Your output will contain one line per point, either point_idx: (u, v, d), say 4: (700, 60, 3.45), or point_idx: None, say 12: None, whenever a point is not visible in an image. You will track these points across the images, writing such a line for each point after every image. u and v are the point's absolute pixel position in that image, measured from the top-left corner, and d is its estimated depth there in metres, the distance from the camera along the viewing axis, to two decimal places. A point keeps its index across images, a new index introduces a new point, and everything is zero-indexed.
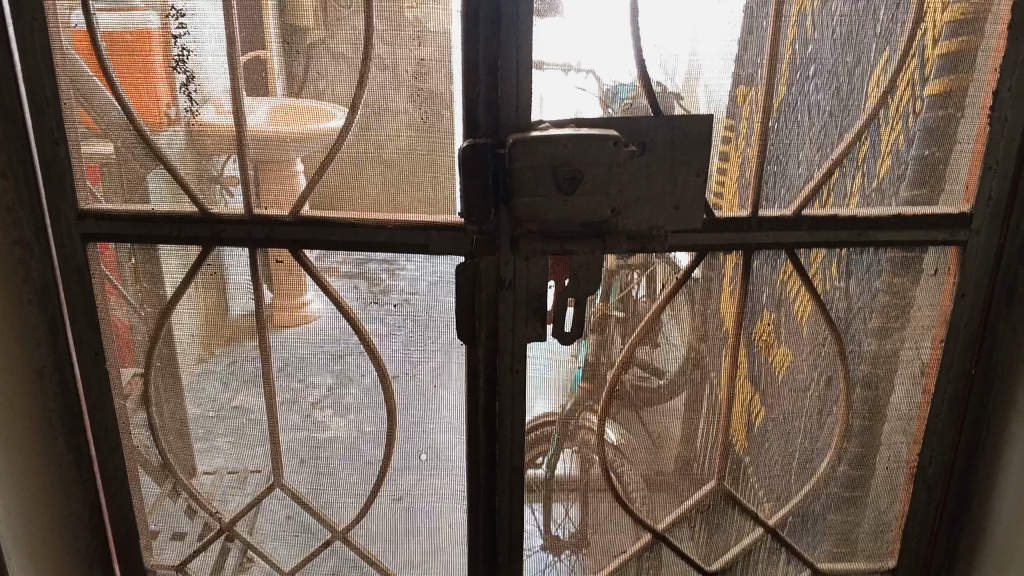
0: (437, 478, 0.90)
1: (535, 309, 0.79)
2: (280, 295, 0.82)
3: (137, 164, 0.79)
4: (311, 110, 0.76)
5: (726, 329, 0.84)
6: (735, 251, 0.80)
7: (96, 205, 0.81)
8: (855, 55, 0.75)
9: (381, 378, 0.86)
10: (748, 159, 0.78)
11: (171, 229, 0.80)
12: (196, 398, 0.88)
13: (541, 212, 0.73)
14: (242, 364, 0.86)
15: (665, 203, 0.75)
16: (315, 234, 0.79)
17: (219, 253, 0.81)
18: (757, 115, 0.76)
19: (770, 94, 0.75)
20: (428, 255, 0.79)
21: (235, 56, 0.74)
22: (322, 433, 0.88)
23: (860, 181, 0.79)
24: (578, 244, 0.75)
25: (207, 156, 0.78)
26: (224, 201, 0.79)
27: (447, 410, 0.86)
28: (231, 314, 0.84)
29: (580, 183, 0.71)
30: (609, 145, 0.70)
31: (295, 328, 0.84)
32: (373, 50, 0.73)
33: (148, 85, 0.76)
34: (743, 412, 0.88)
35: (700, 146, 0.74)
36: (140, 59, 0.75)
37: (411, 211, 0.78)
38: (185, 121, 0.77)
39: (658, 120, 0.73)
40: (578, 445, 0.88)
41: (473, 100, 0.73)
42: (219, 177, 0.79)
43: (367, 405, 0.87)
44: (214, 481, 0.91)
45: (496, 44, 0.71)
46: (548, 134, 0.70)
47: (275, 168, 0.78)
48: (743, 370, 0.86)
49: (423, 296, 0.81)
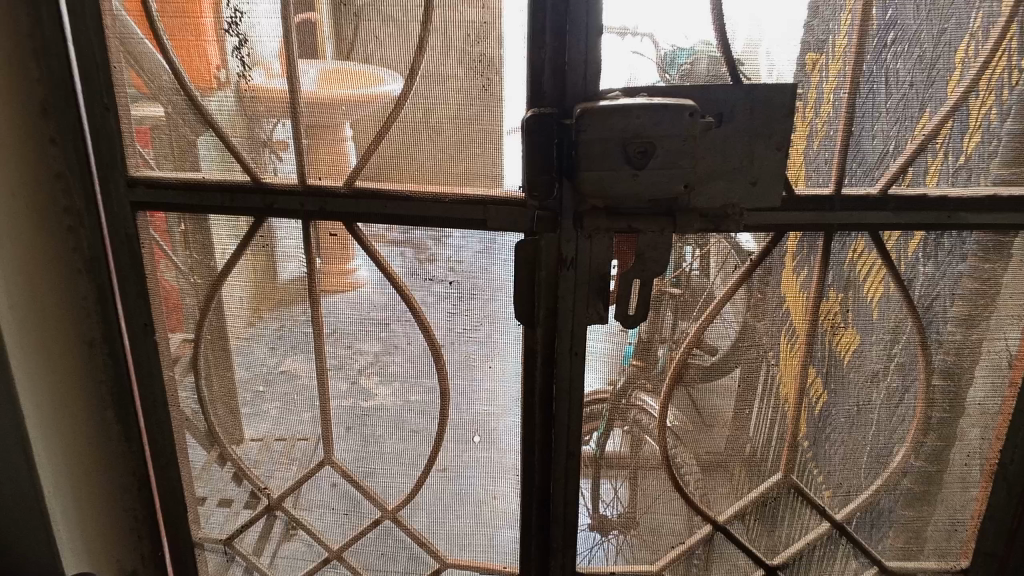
0: (485, 451, 0.86)
1: (597, 289, 0.75)
2: (328, 261, 0.79)
3: (187, 130, 0.77)
4: (363, 74, 0.72)
5: (790, 311, 0.79)
6: (800, 231, 0.75)
7: (147, 171, 0.78)
8: (943, 22, 0.69)
9: (430, 347, 0.82)
10: (817, 131, 0.73)
11: (224, 199, 0.77)
12: (245, 362, 0.86)
13: (608, 187, 0.68)
14: (292, 330, 0.84)
15: (740, 178, 0.70)
16: (370, 208, 0.76)
17: (270, 225, 0.78)
18: (828, 82, 0.71)
19: (843, 65, 0.70)
20: (486, 232, 0.75)
21: (288, 18, 0.70)
22: (369, 401, 0.86)
23: (939, 160, 0.73)
24: (648, 224, 0.69)
25: (257, 120, 0.75)
26: (274, 167, 0.76)
27: (496, 382, 0.83)
28: (279, 279, 0.81)
29: (652, 158, 0.66)
30: (684, 117, 0.65)
31: (342, 296, 0.81)
32: (433, 14, 0.70)
33: (200, 49, 0.73)
34: (803, 394, 0.83)
35: (780, 119, 0.69)
36: (192, 20, 0.72)
37: (469, 185, 0.75)
38: (235, 86, 0.74)
39: (735, 91, 0.68)
40: (630, 424, 0.84)
41: (538, 67, 0.68)
42: (269, 141, 0.75)
43: (413, 373, 0.84)
44: (261, 451, 0.90)
45: (564, 7, 0.66)
46: (620, 103, 0.65)
47: (326, 129, 0.74)
48: (805, 353, 0.81)
49: (469, 265, 0.77)
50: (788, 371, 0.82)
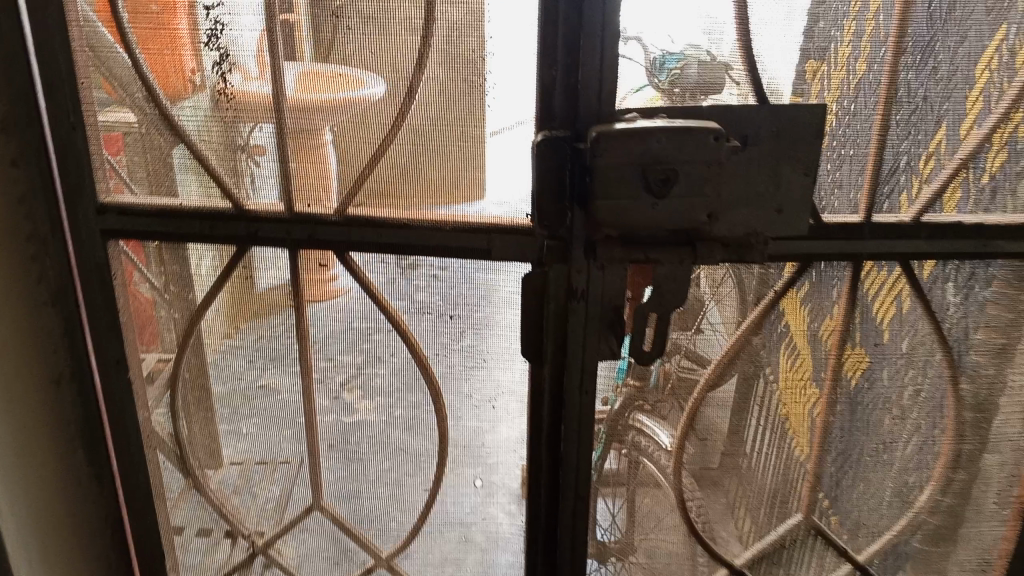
0: (482, 471, 0.79)
1: (610, 323, 0.69)
2: (306, 267, 0.72)
3: (161, 147, 0.70)
4: (343, 78, 0.66)
5: (791, 328, 0.74)
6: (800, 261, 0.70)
7: (125, 197, 0.72)
8: (960, 33, 0.64)
9: (415, 358, 0.75)
10: (841, 151, 0.68)
11: (201, 226, 0.71)
12: (221, 375, 0.78)
13: (626, 217, 0.62)
14: (270, 340, 0.75)
15: (766, 206, 0.65)
16: (363, 237, 0.70)
17: (252, 254, 0.72)
18: (829, 93, 0.66)
19: (848, 70, 0.65)
20: (492, 262, 0.70)
21: (275, 31, 0.64)
22: (352, 416, 0.78)
23: (961, 176, 0.69)
24: (666, 254, 0.64)
25: (231, 127, 0.69)
26: (251, 171, 0.69)
27: (492, 393, 0.76)
28: (256, 288, 0.74)
29: (675, 185, 0.61)
30: (709, 140, 0.60)
31: (331, 304, 0.73)
32: (433, 29, 0.64)
33: (176, 61, 0.67)
34: (806, 410, 0.77)
35: (808, 139, 0.64)
36: (168, 29, 0.66)
37: (473, 210, 0.68)
38: (211, 88, 0.67)
39: (760, 112, 0.62)
40: (627, 447, 0.78)
41: (548, 85, 0.63)
42: (245, 147, 0.69)
43: (398, 387, 0.76)
44: (242, 472, 0.82)
45: (577, 18, 0.60)
46: (636, 125, 0.60)
47: (305, 141, 0.68)
48: (807, 372, 0.76)
49: (455, 270, 0.70)
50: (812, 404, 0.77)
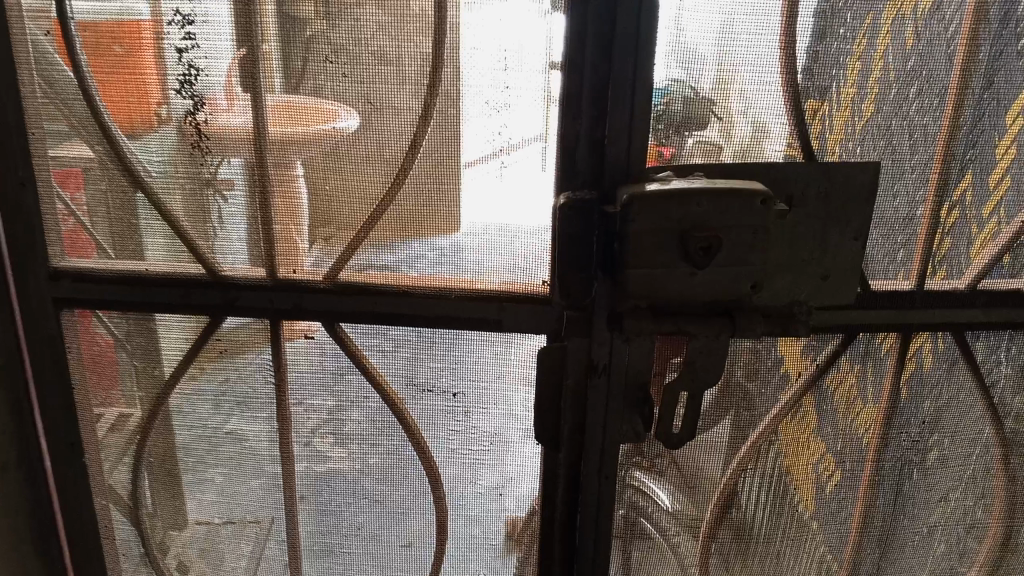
0: (473, 526, 0.70)
1: (635, 401, 0.61)
2: (277, 314, 0.62)
3: (125, 198, 0.62)
4: (316, 108, 0.58)
5: (800, 394, 0.66)
6: (836, 336, 0.64)
7: (92, 257, 0.63)
8: (988, 75, 0.58)
9: (388, 402, 0.66)
10: (884, 217, 0.61)
11: (171, 296, 0.63)
12: (187, 421, 0.68)
13: (661, 286, 0.55)
14: (238, 385, 0.66)
15: (812, 273, 0.58)
16: (356, 306, 0.62)
17: (224, 325, 0.64)
18: (830, 134, 0.59)
19: (853, 113, 0.59)
20: (502, 335, 0.62)
21: (256, 73, 0.57)
22: (323, 465, 0.68)
23: (994, 225, 0.62)
24: (704, 329, 0.56)
25: (196, 159, 0.59)
26: (218, 208, 0.61)
27: (484, 442, 0.66)
28: (223, 325, 0.63)
29: (716, 254, 0.54)
30: (756, 205, 0.53)
31: (300, 343, 0.64)
32: (441, 75, 0.57)
33: (143, 101, 0.58)
34: (813, 467, 0.69)
35: (859, 201, 0.58)
36: (132, 65, 0.58)
37: (481, 278, 0.61)
38: (179, 122, 0.58)
39: (810, 170, 0.56)
40: (624, 508, 0.68)
41: (570, 140, 0.56)
42: (214, 181, 0.60)
43: (374, 434, 0.67)
44: (209, 533, 0.72)
45: (606, 65, 0.54)
46: (672, 185, 0.53)
47: (278, 186, 0.60)
48: (812, 428, 0.68)
49: (442, 309, 0.61)
50: (833, 470, 0.69)
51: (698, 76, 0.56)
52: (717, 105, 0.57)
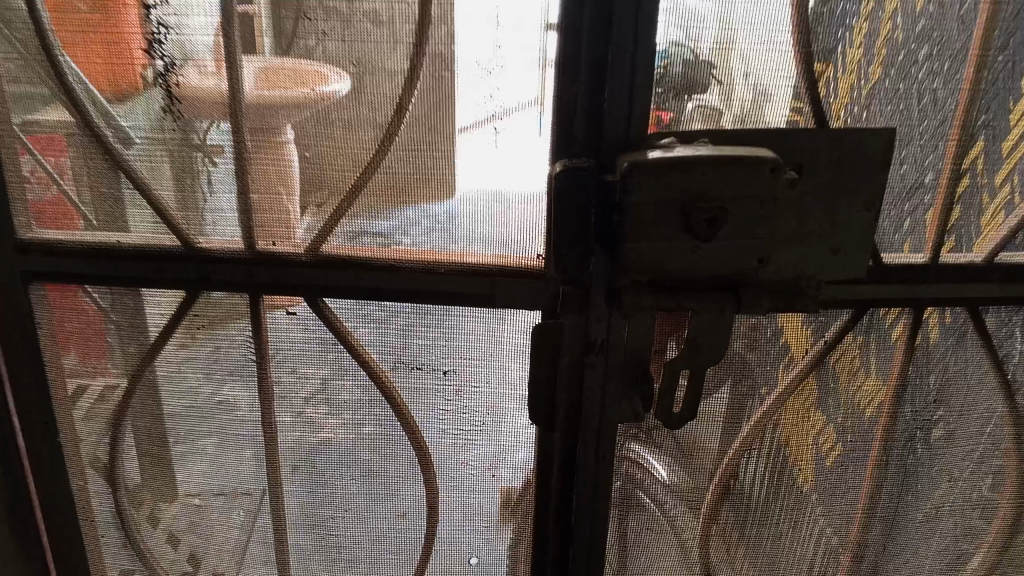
0: (471, 497, 0.67)
1: (635, 380, 0.58)
2: (258, 289, 0.59)
3: (109, 166, 0.58)
4: (304, 71, 0.54)
5: (805, 372, 0.63)
6: (845, 312, 0.61)
7: (76, 231, 0.59)
8: (1007, 35, 0.54)
9: (374, 378, 0.62)
10: (897, 187, 0.58)
11: (145, 268, 0.59)
12: (175, 394, 0.65)
13: (662, 262, 0.52)
14: (228, 356, 0.63)
15: (821, 246, 0.55)
16: (339, 280, 0.58)
17: (203, 300, 0.60)
18: (836, 100, 0.56)
19: (859, 78, 0.55)
20: (496, 311, 0.59)
21: (231, 33, 0.53)
22: (316, 437, 0.65)
23: (1006, 195, 0.59)
24: (708, 305, 0.54)
25: (183, 122, 0.56)
26: (207, 172, 0.57)
27: (478, 413, 0.63)
28: (209, 294, 0.60)
29: (720, 227, 0.51)
30: (765, 174, 0.50)
31: (288, 313, 0.60)
32: (428, 31, 0.53)
33: (126, 62, 0.55)
34: (815, 446, 0.66)
35: (870, 173, 0.54)
36: (112, 23, 0.54)
37: (473, 250, 0.57)
38: (162, 86, 0.55)
39: (819, 136, 0.53)
40: (620, 480, 0.65)
41: (567, 107, 0.53)
42: (203, 146, 0.56)
43: (368, 403, 0.64)
44: (200, 508, 0.69)
45: (605, 27, 0.50)
46: (675, 154, 0.50)
47: (264, 146, 0.56)
48: (818, 408, 0.65)
49: (435, 280, 0.58)
50: (835, 446, 0.66)
51: (703, 36, 0.53)
52: (717, 70, 0.54)
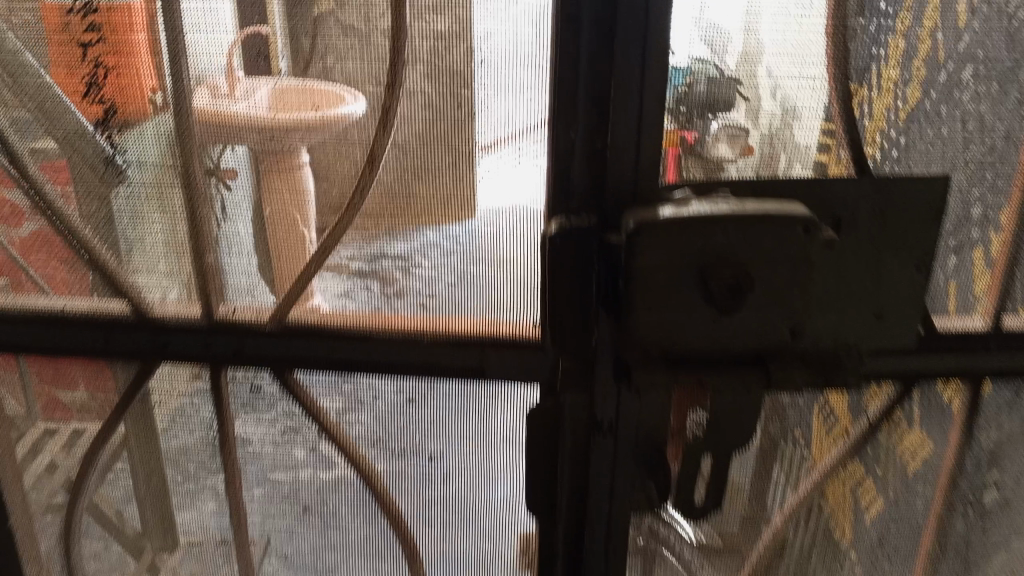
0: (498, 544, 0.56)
1: (646, 467, 0.50)
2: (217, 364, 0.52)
3: (61, 222, 0.51)
4: (314, 93, 0.46)
5: (847, 455, 0.55)
6: (889, 384, 0.52)
7: (21, 299, 0.52)
8: None
9: (351, 459, 0.54)
10: (948, 237, 0.50)
11: (90, 340, 0.52)
12: (132, 473, 0.57)
13: (676, 338, 0.45)
14: (188, 437, 0.55)
15: (863, 312, 0.47)
16: (310, 352, 0.51)
17: (159, 373, 0.53)
18: (871, 121, 0.47)
19: (896, 99, 0.47)
20: (487, 389, 0.51)
21: (182, 78, 0.47)
22: (329, 473, 0.55)
23: None
24: (731, 382, 0.46)
25: (194, 146, 0.48)
26: (221, 199, 0.49)
27: (478, 491, 0.54)
28: (160, 367, 0.53)
29: (745, 296, 0.43)
30: (797, 232, 0.42)
31: (253, 377, 0.53)
32: (403, 74, 0.46)
33: (132, 92, 0.47)
34: (858, 534, 0.57)
35: (921, 229, 0.46)
36: (114, 50, 0.46)
37: (464, 319, 0.50)
38: (175, 111, 0.47)
39: (861, 185, 0.46)
40: (643, 536, 0.55)
41: (563, 154, 0.45)
42: (215, 172, 0.49)
43: (387, 437, 0.53)
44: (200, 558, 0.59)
45: (606, 60, 0.42)
46: (691, 210, 0.42)
47: (278, 168, 0.48)
48: (863, 491, 0.56)
49: (421, 350, 0.51)
50: (876, 505, 0.56)
51: (728, 60, 0.45)
52: (742, 84, 0.46)
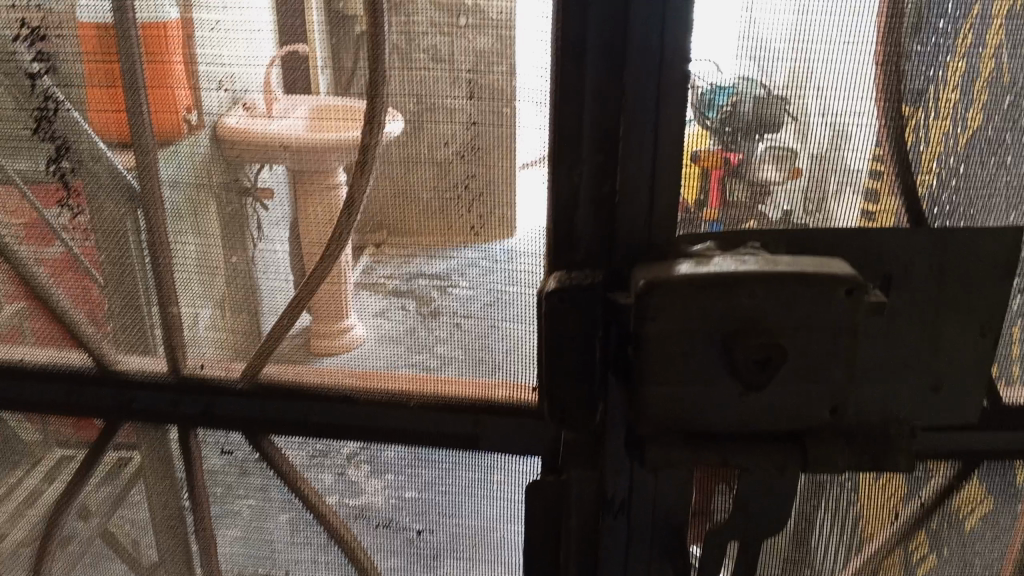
0: None
1: (659, 548, 0.45)
2: (189, 421, 0.49)
3: (19, 269, 0.49)
4: (354, 111, 0.42)
5: (897, 537, 0.48)
6: (948, 462, 0.46)
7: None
8: None
9: (331, 532, 0.51)
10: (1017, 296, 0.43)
11: (54, 393, 0.50)
12: (108, 531, 0.54)
13: (692, 415, 0.39)
14: (160, 495, 0.52)
15: (914, 384, 0.40)
16: (288, 415, 0.48)
17: (124, 434, 0.51)
18: (926, 147, 0.41)
19: (955, 124, 0.40)
20: (476, 461, 0.47)
21: (140, 112, 0.44)
22: (356, 500, 0.50)
23: None
24: (762, 465, 0.39)
25: (229, 163, 0.44)
26: (257, 219, 0.45)
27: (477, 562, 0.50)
28: (119, 429, 0.51)
29: (773, 372, 0.37)
30: (839, 297, 0.36)
31: (223, 442, 0.50)
32: (383, 111, 0.41)
33: (163, 111, 0.44)
34: None
35: (982, 289, 0.39)
36: (101, 69, 0.43)
37: (452, 384, 0.46)
38: (212, 127, 0.43)
39: (915, 238, 0.39)
40: None
41: (567, 199, 0.39)
42: (252, 190, 0.44)
43: (421, 465, 0.48)
44: None
45: (615, 95, 0.37)
46: (712, 267, 0.36)
47: (317, 187, 0.44)
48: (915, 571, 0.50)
49: (405, 421, 0.47)
50: None
51: (776, 77, 0.39)
52: (789, 104, 0.39)
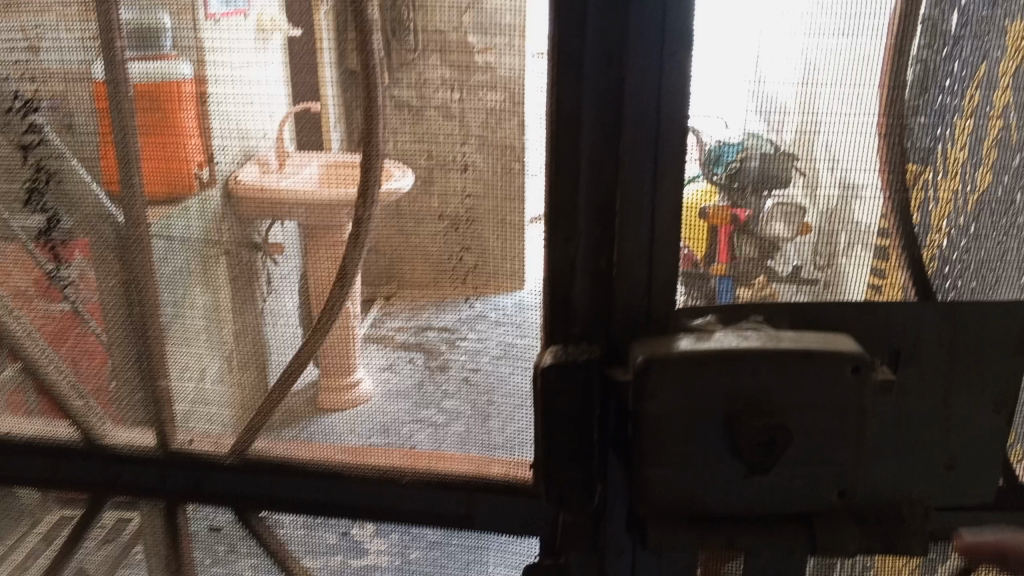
0: None
1: None
2: (179, 495, 0.48)
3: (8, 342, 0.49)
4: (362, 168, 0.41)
5: None
6: (966, 543, 0.43)
7: None
8: None
9: None
10: None
11: (42, 466, 0.49)
12: None
13: (695, 498, 0.37)
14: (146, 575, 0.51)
15: (925, 462, 0.39)
16: (279, 490, 0.47)
17: (112, 510, 0.50)
18: (936, 205, 0.39)
19: (964, 182, 0.38)
20: (473, 539, 0.45)
21: (133, 183, 0.44)
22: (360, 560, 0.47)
23: None
24: (772, 547, 0.38)
25: (241, 220, 0.43)
26: (268, 275, 0.44)
27: None
28: (106, 503, 0.49)
29: (780, 454, 0.36)
30: (846, 374, 0.35)
31: (213, 519, 0.48)
32: (375, 180, 0.41)
33: (178, 167, 0.43)
34: None
35: (994, 362, 0.38)
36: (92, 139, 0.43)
37: (447, 460, 0.45)
38: (222, 184, 0.42)
39: (922, 315, 0.38)
40: None
41: (562, 275, 0.39)
42: (262, 247, 0.44)
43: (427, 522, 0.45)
44: None
45: (611, 167, 0.37)
46: (712, 343, 0.35)
47: (326, 244, 0.42)
48: None
49: (398, 500, 0.45)
50: None
51: (783, 135, 0.37)
52: (796, 159, 0.37)
